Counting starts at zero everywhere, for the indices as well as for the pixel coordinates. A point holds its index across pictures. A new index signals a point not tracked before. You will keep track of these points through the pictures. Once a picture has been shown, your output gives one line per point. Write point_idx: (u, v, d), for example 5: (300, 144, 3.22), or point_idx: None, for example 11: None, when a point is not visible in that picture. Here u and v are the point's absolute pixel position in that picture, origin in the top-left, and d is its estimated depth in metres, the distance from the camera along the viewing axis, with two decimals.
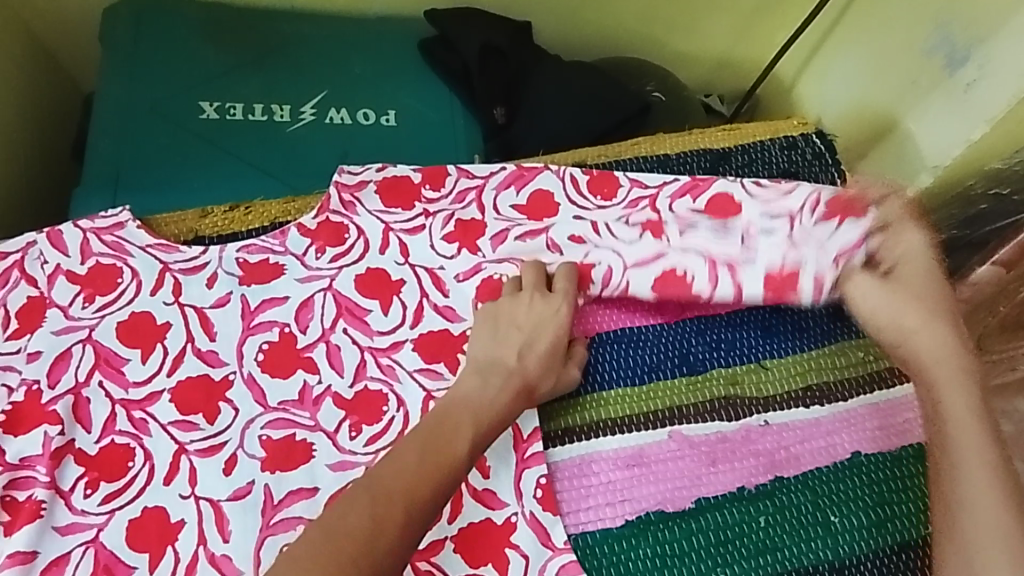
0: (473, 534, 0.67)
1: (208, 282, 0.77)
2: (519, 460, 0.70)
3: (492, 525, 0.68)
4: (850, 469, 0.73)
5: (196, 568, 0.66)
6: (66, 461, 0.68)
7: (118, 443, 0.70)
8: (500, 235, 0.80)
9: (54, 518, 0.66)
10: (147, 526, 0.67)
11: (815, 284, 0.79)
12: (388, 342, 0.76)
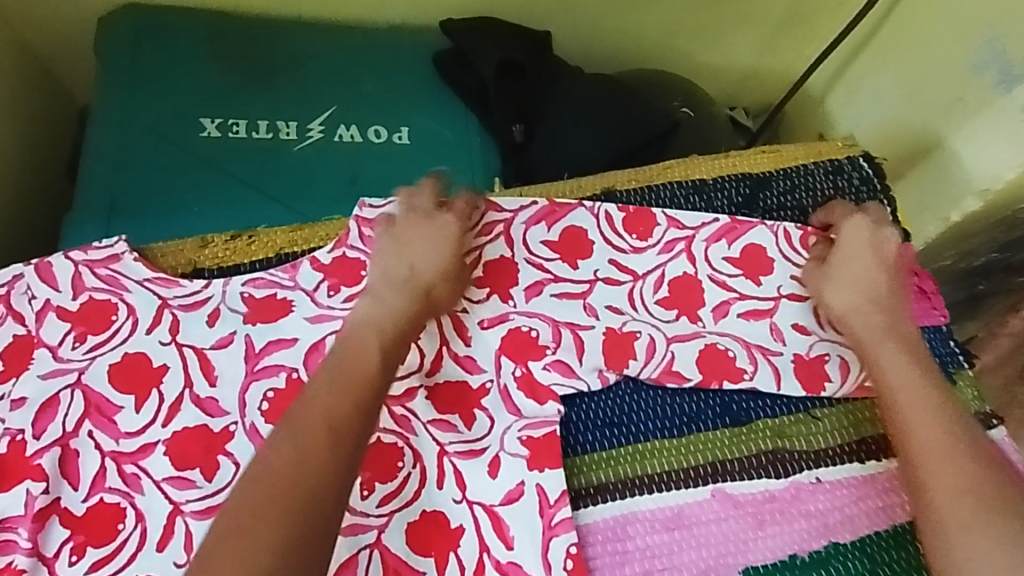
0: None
1: (209, 319, 0.71)
2: (546, 528, 0.64)
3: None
4: (910, 534, 0.66)
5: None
6: (52, 522, 0.62)
7: (108, 502, 0.63)
8: (532, 288, 0.73)
9: None
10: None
11: (842, 364, 0.73)
12: (402, 389, 0.68)
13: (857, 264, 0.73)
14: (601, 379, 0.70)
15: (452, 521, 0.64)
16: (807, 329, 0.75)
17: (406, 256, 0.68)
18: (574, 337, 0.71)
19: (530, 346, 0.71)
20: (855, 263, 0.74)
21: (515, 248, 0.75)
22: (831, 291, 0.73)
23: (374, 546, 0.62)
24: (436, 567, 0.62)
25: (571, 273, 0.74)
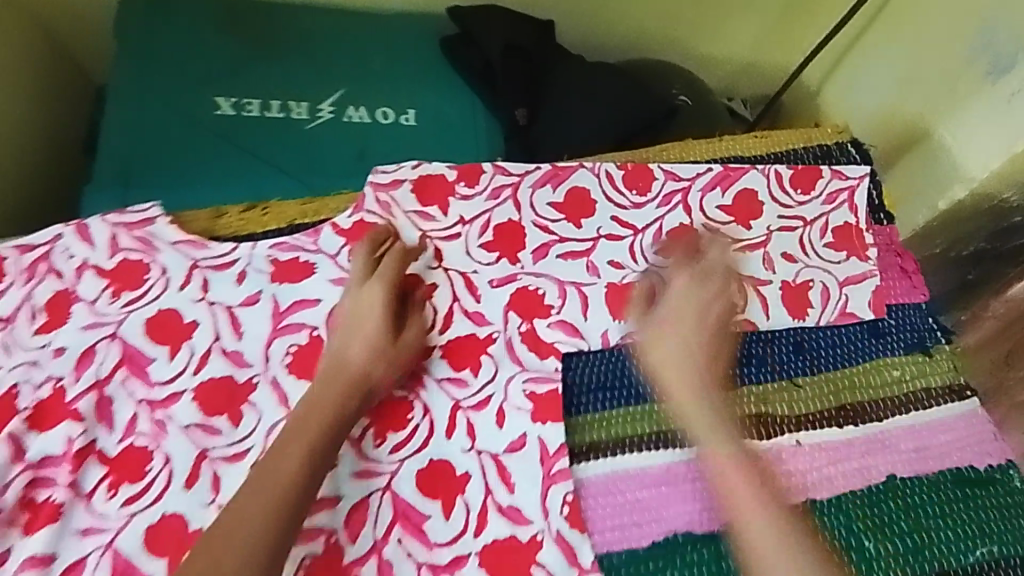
0: (500, 551, 0.65)
1: (236, 280, 0.76)
2: (546, 476, 0.68)
3: (517, 544, 0.66)
4: (885, 494, 0.70)
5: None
6: (88, 462, 0.67)
7: (137, 446, 0.68)
8: (540, 249, 0.80)
9: (72, 522, 0.64)
10: (167, 531, 0.64)
11: (823, 291, 0.80)
12: (416, 348, 0.74)
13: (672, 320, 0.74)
14: (603, 338, 0.77)
15: (459, 469, 0.69)
16: (794, 258, 0.82)
17: (334, 359, 0.70)
18: (578, 293, 0.78)
19: (537, 304, 0.77)
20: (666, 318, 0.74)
21: (522, 211, 0.82)
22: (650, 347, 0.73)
23: (385, 490, 0.67)
24: (442, 510, 0.67)
25: (576, 232, 0.82)
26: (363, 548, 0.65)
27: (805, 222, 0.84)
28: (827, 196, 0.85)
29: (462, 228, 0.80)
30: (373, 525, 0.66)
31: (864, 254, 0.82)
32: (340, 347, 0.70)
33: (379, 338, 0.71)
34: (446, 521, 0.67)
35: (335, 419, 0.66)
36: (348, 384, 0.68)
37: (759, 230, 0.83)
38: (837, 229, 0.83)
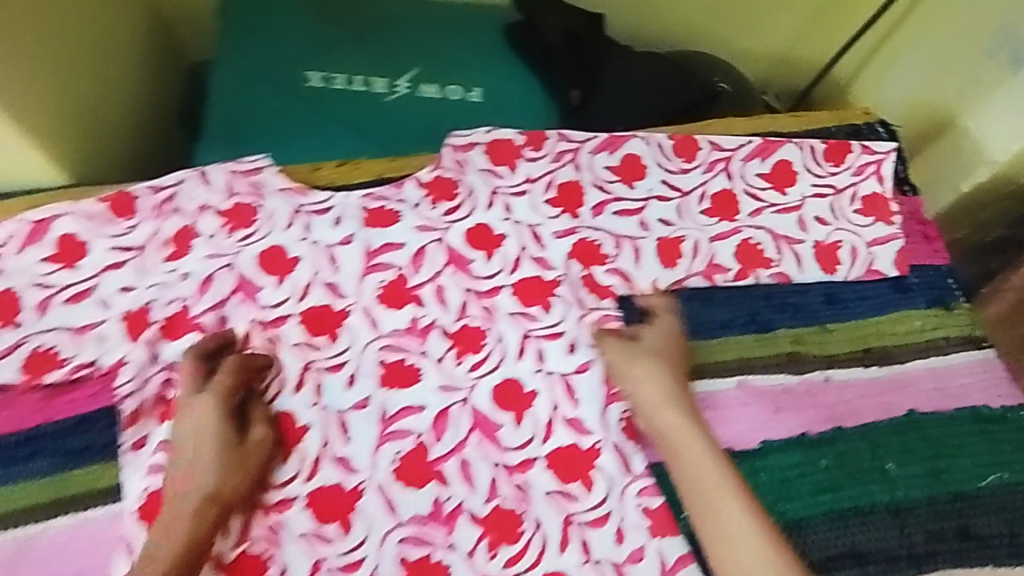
0: (565, 456, 0.76)
1: (333, 222, 0.87)
2: (606, 395, 0.79)
3: (579, 451, 0.76)
4: (906, 425, 0.78)
5: (323, 465, 0.73)
6: (209, 369, 0.79)
7: (251, 358, 0.79)
8: (598, 207, 0.90)
9: None
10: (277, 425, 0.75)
11: (852, 250, 0.88)
12: (487, 287, 0.84)
13: (659, 357, 0.78)
14: (652, 286, 0.86)
15: (527, 387, 0.79)
16: (827, 221, 0.90)
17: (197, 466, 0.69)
18: (633, 247, 0.88)
19: (596, 253, 0.87)
20: (653, 355, 0.78)
21: (582, 172, 0.91)
22: (639, 381, 0.76)
23: (466, 401, 0.78)
24: (513, 420, 0.77)
25: (629, 192, 0.91)
26: (447, 448, 0.75)
27: (836, 189, 0.92)
28: (857, 169, 0.92)
29: (528, 187, 0.90)
30: (455, 429, 0.76)
31: (891, 219, 0.90)
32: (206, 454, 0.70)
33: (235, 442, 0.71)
34: (518, 430, 0.77)
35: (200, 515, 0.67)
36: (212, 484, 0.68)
37: (795, 194, 0.91)
38: (866, 199, 0.91)
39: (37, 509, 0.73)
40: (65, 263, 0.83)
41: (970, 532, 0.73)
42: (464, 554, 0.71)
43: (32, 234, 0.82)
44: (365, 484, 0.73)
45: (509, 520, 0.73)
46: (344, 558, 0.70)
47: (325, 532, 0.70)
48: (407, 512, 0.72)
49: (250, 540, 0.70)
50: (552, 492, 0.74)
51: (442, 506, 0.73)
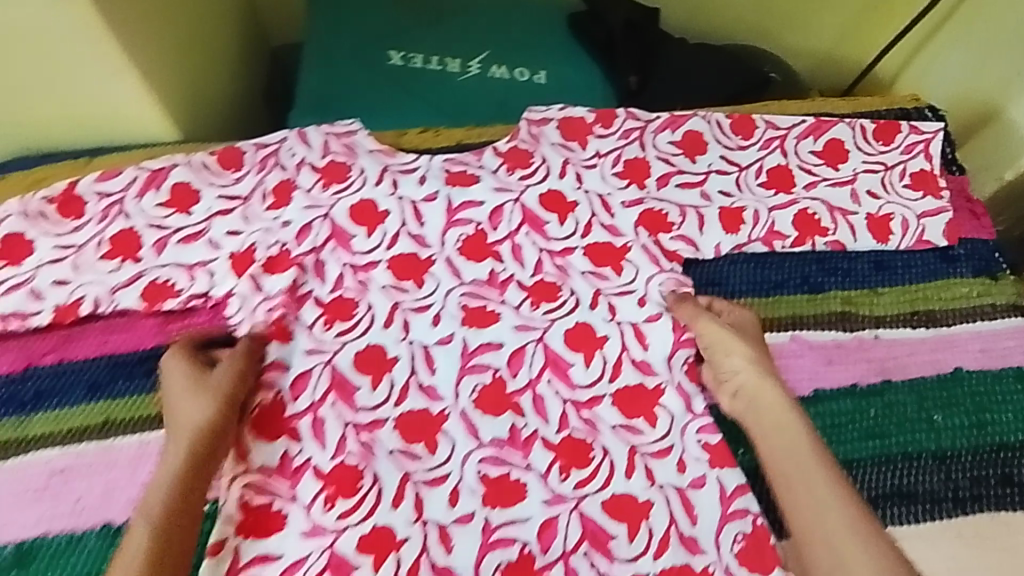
0: (630, 394, 0.83)
1: (419, 180, 0.95)
2: (675, 342, 0.86)
3: (645, 389, 0.83)
4: (953, 381, 0.83)
5: (409, 393, 0.83)
6: (307, 303, 0.87)
7: (346, 297, 0.88)
8: (663, 177, 0.97)
9: (300, 345, 0.84)
10: (370, 356, 0.84)
11: (904, 222, 0.93)
12: (561, 247, 0.92)
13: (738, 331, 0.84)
14: (715, 251, 0.92)
15: (598, 331, 0.87)
16: (878, 195, 0.95)
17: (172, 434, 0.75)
18: (697, 214, 0.94)
19: (662, 221, 0.93)
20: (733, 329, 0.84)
21: (647, 150, 0.98)
22: (722, 351, 0.82)
23: (539, 341, 0.86)
24: (584, 360, 0.85)
25: (691, 165, 0.98)
26: (521, 383, 0.84)
27: (886, 166, 0.97)
28: (906, 146, 0.98)
29: (597, 161, 0.98)
30: (529, 367, 0.85)
31: (939, 194, 0.95)
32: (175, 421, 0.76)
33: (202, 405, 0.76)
34: (587, 369, 0.85)
35: (182, 472, 0.72)
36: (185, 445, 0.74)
37: (847, 170, 0.97)
38: (915, 174, 0.96)
39: (150, 416, 0.79)
40: (178, 208, 0.91)
41: (1014, 480, 0.77)
42: (540, 474, 0.79)
43: (150, 181, 0.91)
44: (449, 411, 0.82)
45: (580, 448, 0.80)
46: (432, 473, 0.78)
47: (413, 450, 0.79)
48: (488, 435, 0.81)
49: (346, 454, 0.78)
50: (619, 425, 0.81)
51: (518, 432, 0.81)
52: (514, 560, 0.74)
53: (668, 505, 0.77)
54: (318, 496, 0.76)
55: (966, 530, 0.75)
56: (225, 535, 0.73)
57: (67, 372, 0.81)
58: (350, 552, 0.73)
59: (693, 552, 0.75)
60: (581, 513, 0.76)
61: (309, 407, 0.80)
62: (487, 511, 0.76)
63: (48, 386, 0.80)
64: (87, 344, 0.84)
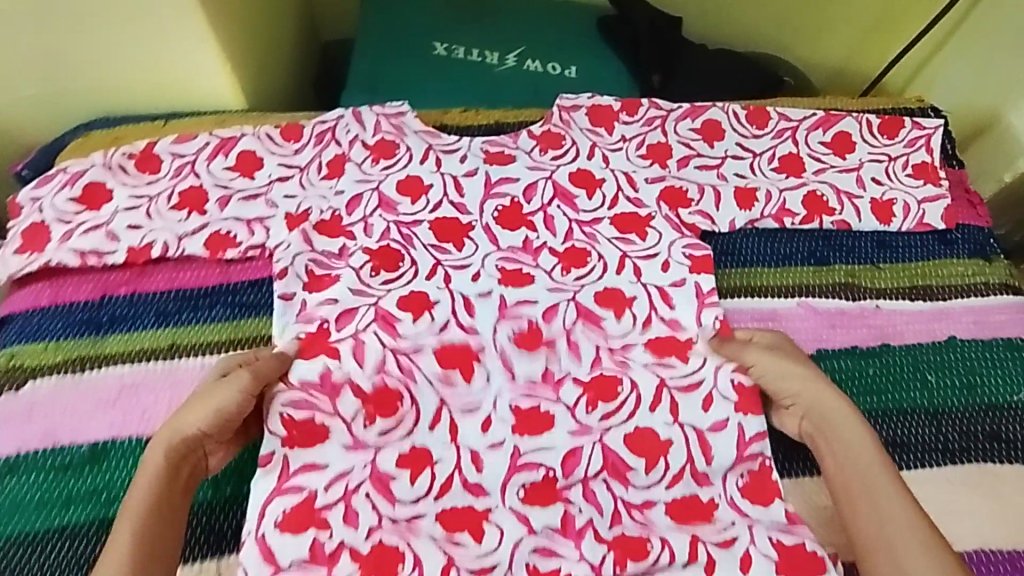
0: (661, 342, 0.90)
1: (460, 159, 1.04)
2: (699, 300, 0.93)
3: (677, 340, 0.90)
4: (947, 347, 0.90)
5: (449, 329, 0.90)
6: (355, 251, 0.94)
7: (393, 247, 0.95)
8: (683, 159, 1.05)
9: (349, 282, 0.91)
10: (413, 298, 0.91)
11: (905, 206, 1.00)
12: (589, 218, 1.00)
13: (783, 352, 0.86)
14: (730, 225, 0.99)
15: (627, 293, 0.93)
16: (882, 182, 1.03)
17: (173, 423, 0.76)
18: (713, 192, 1.01)
19: (681, 197, 1.01)
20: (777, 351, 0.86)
21: (669, 135, 1.07)
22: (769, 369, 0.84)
23: (572, 298, 0.93)
24: (614, 314, 0.92)
25: (710, 149, 1.06)
26: (556, 329, 0.91)
27: (890, 157, 1.04)
28: (909, 141, 1.05)
29: (623, 144, 1.06)
30: (563, 318, 0.91)
31: (938, 182, 1.03)
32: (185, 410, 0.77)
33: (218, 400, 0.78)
34: (618, 320, 0.91)
35: (167, 476, 0.73)
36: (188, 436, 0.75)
37: (854, 159, 1.04)
38: (916, 165, 1.04)
39: (213, 343, 0.88)
40: (244, 173, 1.00)
41: (1002, 436, 0.83)
42: (567, 407, 0.86)
43: (221, 147, 1.01)
44: (486, 346, 0.89)
45: (609, 384, 0.87)
46: (466, 403, 0.86)
47: (451, 375, 0.87)
48: (522, 372, 0.88)
49: (387, 374, 0.86)
50: (650, 364, 0.89)
51: (551, 373, 0.88)
52: (538, 480, 0.82)
53: (686, 444, 0.84)
54: (358, 414, 0.83)
55: (955, 477, 0.81)
56: (275, 446, 0.80)
57: (139, 302, 0.90)
58: (390, 466, 0.81)
59: (701, 485, 0.82)
60: (604, 445, 0.84)
61: (353, 334, 0.88)
62: (516, 438, 0.84)
63: (121, 312, 0.89)
64: (157, 280, 0.92)
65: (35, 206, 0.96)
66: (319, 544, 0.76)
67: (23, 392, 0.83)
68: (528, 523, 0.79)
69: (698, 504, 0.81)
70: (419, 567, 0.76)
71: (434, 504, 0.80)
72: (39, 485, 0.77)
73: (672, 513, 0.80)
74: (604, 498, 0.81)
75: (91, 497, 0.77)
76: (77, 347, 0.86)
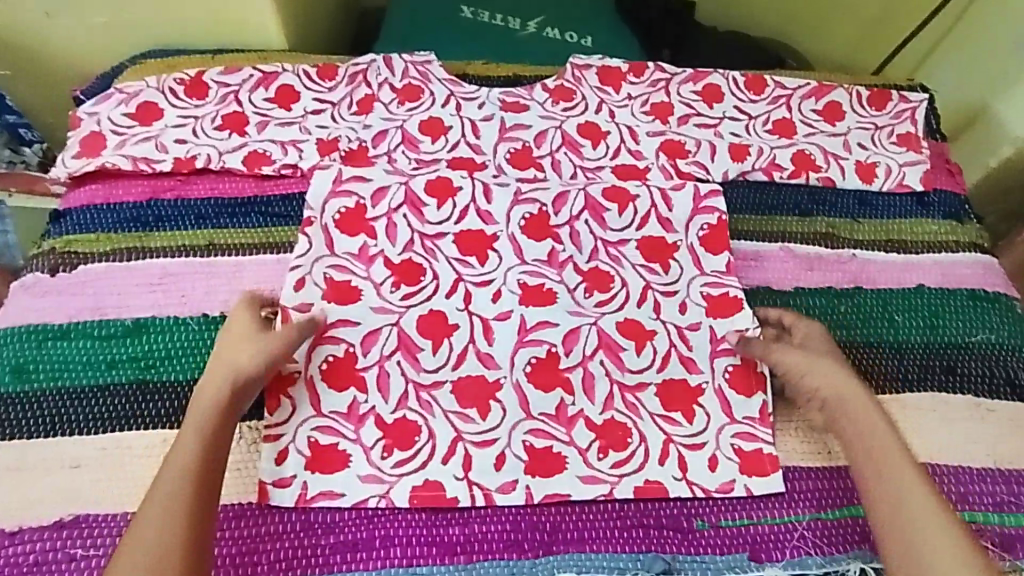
0: (653, 242, 0.98)
1: (478, 106, 1.11)
2: (695, 206, 1.00)
3: (665, 242, 0.98)
4: (913, 293, 0.98)
5: (468, 215, 0.98)
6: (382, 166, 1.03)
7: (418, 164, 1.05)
8: (684, 116, 1.12)
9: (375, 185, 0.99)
10: (439, 184, 0.99)
11: (887, 168, 1.08)
12: (593, 166, 1.07)
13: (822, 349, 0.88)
14: (723, 176, 1.07)
15: (630, 192, 1.00)
16: (866, 147, 1.10)
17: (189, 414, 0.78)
18: (709, 146, 1.09)
19: (679, 148, 1.08)
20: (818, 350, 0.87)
21: (672, 96, 1.13)
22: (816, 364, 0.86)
23: (569, 224, 0.98)
24: (618, 209, 0.99)
25: (709, 110, 1.13)
26: (562, 219, 0.98)
27: (877, 126, 1.12)
28: (896, 113, 1.14)
29: (629, 102, 1.13)
30: (570, 208, 0.99)
31: (920, 151, 1.11)
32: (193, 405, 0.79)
33: (230, 378, 0.80)
34: (620, 215, 0.99)
35: (199, 462, 0.75)
36: (211, 417, 0.78)
37: (843, 127, 1.12)
38: (901, 136, 1.12)
39: (245, 245, 0.97)
40: (281, 104, 1.09)
41: (956, 370, 0.92)
42: (568, 289, 0.94)
43: (263, 80, 1.10)
44: (500, 233, 0.97)
45: (604, 276, 0.95)
46: (480, 277, 0.94)
47: (467, 259, 0.95)
48: (530, 255, 0.96)
49: (412, 252, 0.95)
50: (641, 266, 0.96)
51: (556, 255, 0.96)
52: (543, 358, 0.90)
53: (670, 333, 0.92)
54: (387, 280, 0.93)
55: (908, 401, 0.90)
56: (314, 299, 0.91)
57: (182, 206, 1.00)
58: (415, 335, 0.90)
59: (690, 370, 0.90)
60: (599, 327, 0.92)
61: (386, 212, 0.97)
62: (524, 312, 0.92)
63: (166, 213, 0.99)
64: (200, 188, 1.02)
65: (94, 119, 1.06)
66: (356, 404, 0.86)
67: (76, 272, 0.93)
68: (526, 407, 0.87)
69: (685, 387, 0.89)
70: (433, 439, 0.85)
71: (451, 373, 0.88)
72: (87, 350, 0.87)
73: (661, 396, 0.89)
74: (599, 387, 0.89)
75: (131, 363, 0.87)
76: (125, 239, 0.96)
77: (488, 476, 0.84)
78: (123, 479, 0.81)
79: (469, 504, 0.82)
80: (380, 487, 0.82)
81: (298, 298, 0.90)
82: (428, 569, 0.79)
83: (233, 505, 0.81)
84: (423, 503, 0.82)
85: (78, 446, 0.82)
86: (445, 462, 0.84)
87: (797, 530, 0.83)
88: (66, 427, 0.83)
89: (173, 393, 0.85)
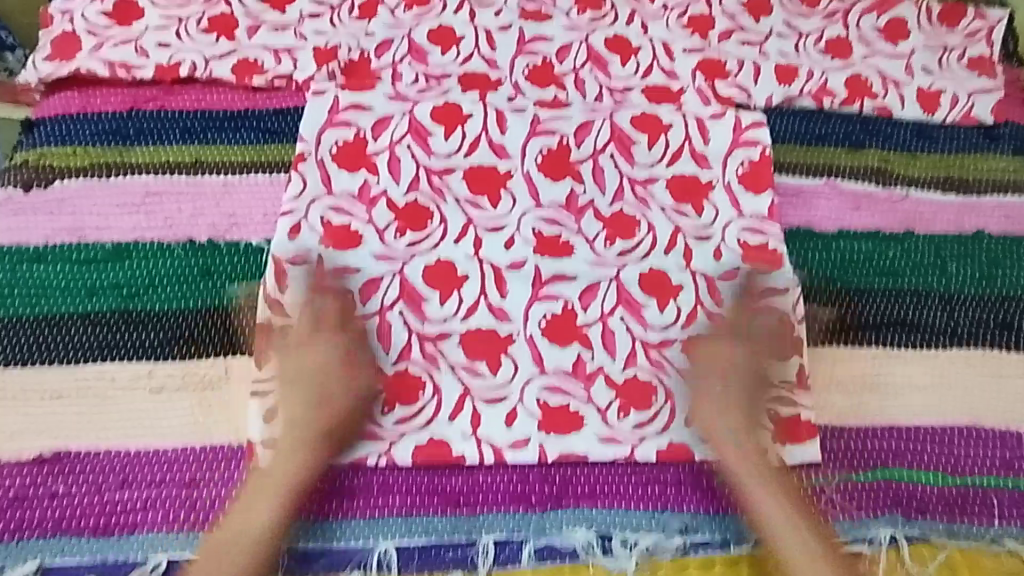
0: (683, 181, 0.88)
1: (495, 14, 0.98)
2: (734, 141, 0.90)
3: (698, 180, 0.88)
4: (972, 239, 0.89)
5: (480, 147, 0.88)
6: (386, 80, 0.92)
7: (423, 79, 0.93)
8: (725, 30, 0.99)
9: (379, 109, 0.89)
10: (447, 110, 0.90)
11: (953, 97, 0.96)
12: (622, 85, 0.95)
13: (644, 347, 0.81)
14: (766, 101, 0.95)
15: (664, 120, 0.91)
16: (931, 71, 0.98)
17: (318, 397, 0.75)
18: (753, 66, 0.96)
19: (719, 68, 0.96)
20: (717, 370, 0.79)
21: (713, 7, 1.00)
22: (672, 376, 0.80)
23: (591, 159, 0.89)
24: (648, 142, 0.90)
25: (755, 24, 0.99)
26: (584, 153, 0.89)
27: (945, 47, 0.99)
28: (968, 32, 1.00)
29: (664, 12, 1.00)
30: (595, 138, 0.90)
31: (993, 77, 0.98)
32: (325, 392, 0.75)
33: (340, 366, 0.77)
34: (650, 149, 0.89)
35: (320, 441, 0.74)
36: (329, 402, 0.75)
37: (905, 48, 0.99)
38: (972, 58, 0.99)
39: (234, 165, 0.88)
40: (273, 6, 0.97)
41: (1012, 325, 0.85)
42: (587, 239, 0.85)
43: None
44: (515, 170, 0.87)
45: (628, 221, 0.86)
46: (492, 221, 0.85)
47: (478, 201, 0.86)
48: (548, 198, 0.86)
49: (418, 192, 0.86)
50: (670, 207, 0.87)
51: (575, 198, 0.87)
52: (559, 313, 0.82)
53: (696, 288, 0.84)
54: (391, 225, 0.84)
55: (956, 358, 0.83)
56: (310, 246, 0.82)
57: (164, 119, 0.91)
58: (419, 284, 0.82)
59: (719, 329, 0.82)
60: (621, 277, 0.84)
61: (388, 145, 0.88)
62: (539, 258, 0.84)
63: (148, 126, 0.90)
64: (184, 100, 0.92)
65: (66, 17, 0.95)
66: (353, 355, 0.79)
67: (52, 190, 0.85)
68: (540, 361, 0.80)
69: None
70: (439, 395, 0.79)
71: (461, 323, 0.81)
72: (66, 274, 0.81)
73: (689, 353, 0.81)
74: (621, 342, 0.81)
75: (114, 289, 0.80)
76: (104, 154, 0.88)
77: (498, 433, 0.78)
78: (106, 411, 0.76)
79: (476, 461, 0.77)
80: (378, 445, 0.77)
81: (292, 244, 0.82)
82: (428, 519, 0.75)
83: (222, 445, 0.76)
84: (427, 460, 0.76)
85: (58, 378, 0.77)
86: (451, 419, 0.78)
87: (825, 493, 0.77)
88: (45, 358, 0.77)
89: (158, 324, 0.79)
